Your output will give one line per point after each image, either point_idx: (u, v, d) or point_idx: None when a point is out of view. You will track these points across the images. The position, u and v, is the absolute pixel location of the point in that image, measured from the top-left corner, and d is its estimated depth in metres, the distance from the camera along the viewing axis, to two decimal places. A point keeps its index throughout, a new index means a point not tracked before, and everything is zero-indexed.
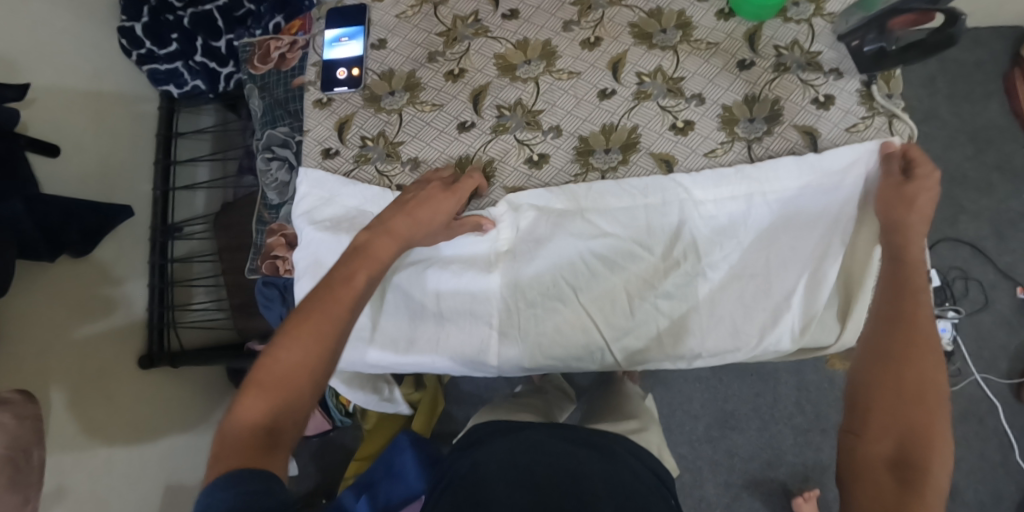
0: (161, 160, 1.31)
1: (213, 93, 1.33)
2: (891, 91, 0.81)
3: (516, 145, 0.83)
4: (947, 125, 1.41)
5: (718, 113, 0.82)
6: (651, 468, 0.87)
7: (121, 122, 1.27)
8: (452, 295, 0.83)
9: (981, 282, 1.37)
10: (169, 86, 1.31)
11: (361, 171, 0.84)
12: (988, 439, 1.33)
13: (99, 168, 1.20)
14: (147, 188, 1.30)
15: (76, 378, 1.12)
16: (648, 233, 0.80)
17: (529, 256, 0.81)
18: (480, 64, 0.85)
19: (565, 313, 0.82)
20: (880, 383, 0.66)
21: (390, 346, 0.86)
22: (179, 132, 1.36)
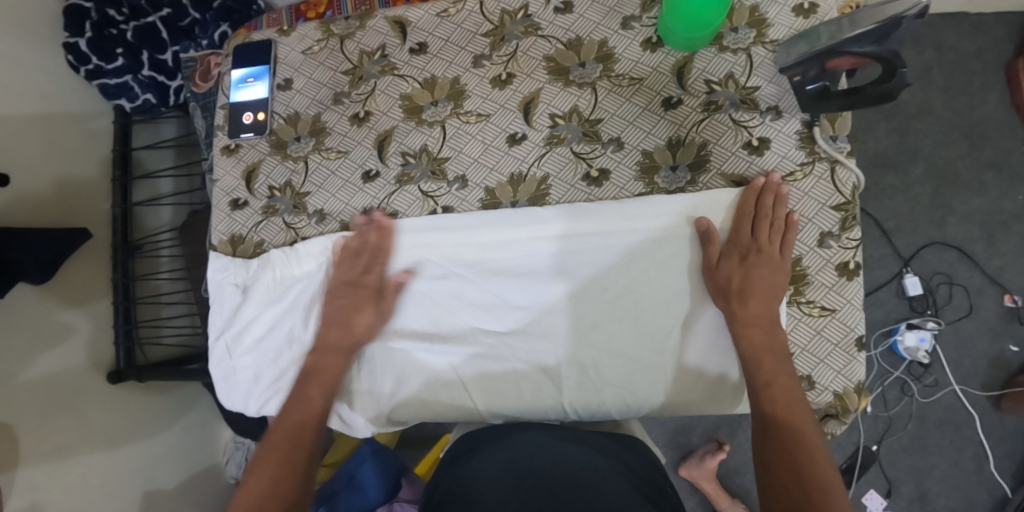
0: (119, 177, 1.31)
1: (164, 105, 1.32)
2: (836, 133, 0.75)
3: (420, 197, 0.79)
4: (940, 119, 1.34)
5: (638, 160, 0.77)
6: (646, 458, 0.80)
7: (72, 143, 1.26)
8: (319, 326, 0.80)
9: (966, 288, 1.34)
10: (120, 99, 1.29)
11: (269, 223, 0.82)
12: (962, 448, 1.33)
13: (54, 192, 1.21)
14: (103, 207, 1.31)
15: (43, 403, 1.14)
16: (568, 272, 0.76)
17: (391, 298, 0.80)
18: (385, 106, 0.81)
19: (463, 350, 0.79)
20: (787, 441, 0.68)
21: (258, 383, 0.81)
22: (135, 148, 1.35)
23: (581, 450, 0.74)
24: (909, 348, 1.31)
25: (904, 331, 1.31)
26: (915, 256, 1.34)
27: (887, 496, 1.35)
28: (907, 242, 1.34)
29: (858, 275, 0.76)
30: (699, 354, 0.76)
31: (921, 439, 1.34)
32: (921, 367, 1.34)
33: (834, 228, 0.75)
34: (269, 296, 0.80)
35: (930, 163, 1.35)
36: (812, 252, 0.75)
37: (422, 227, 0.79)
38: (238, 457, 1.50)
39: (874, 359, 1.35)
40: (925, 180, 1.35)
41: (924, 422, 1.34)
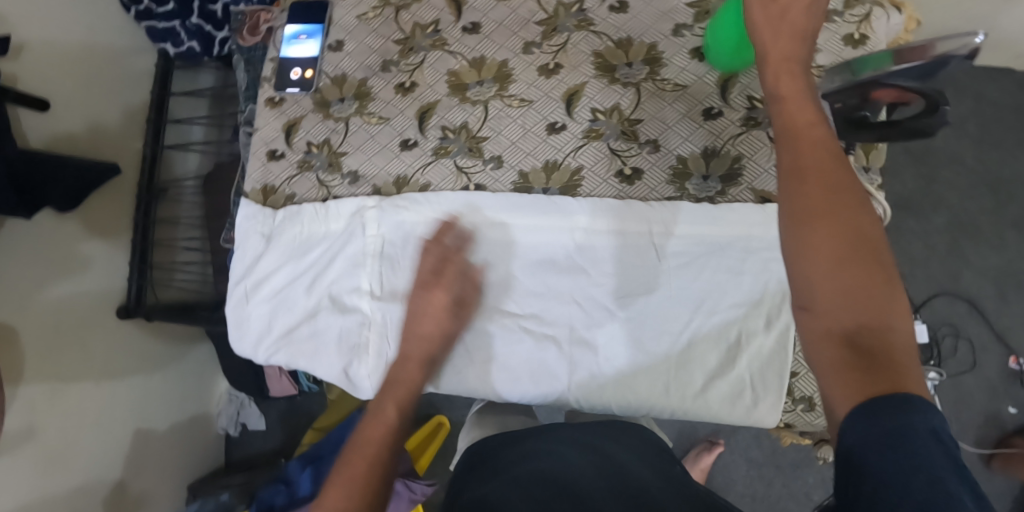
0: (153, 119, 1.34)
1: (207, 55, 1.35)
2: (869, 164, 0.78)
3: (454, 172, 0.79)
4: (969, 172, 1.37)
5: (671, 165, 0.77)
6: (656, 444, 0.88)
7: (112, 81, 1.28)
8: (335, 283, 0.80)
9: (971, 343, 1.35)
10: (167, 44, 1.33)
11: (303, 177, 0.84)
12: None
13: (91, 126, 1.23)
14: (136, 147, 1.33)
15: (49, 331, 1.15)
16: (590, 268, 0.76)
17: (403, 267, 0.78)
18: (431, 80, 0.83)
19: (473, 326, 0.77)
20: (835, 258, 0.54)
21: (266, 334, 0.82)
22: (173, 92, 1.38)
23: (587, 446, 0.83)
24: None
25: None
26: (925, 303, 1.36)
27: None
28: (919, 288, 1.36)
29: None
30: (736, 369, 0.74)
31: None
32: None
33: None
34: (291, 248, 0.81)
35: (952, 214, 1.37)
36: None
37: (447, 201, 0.78)
38: (231, 410, 1.51)
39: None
40: (945, 230, 1.37)
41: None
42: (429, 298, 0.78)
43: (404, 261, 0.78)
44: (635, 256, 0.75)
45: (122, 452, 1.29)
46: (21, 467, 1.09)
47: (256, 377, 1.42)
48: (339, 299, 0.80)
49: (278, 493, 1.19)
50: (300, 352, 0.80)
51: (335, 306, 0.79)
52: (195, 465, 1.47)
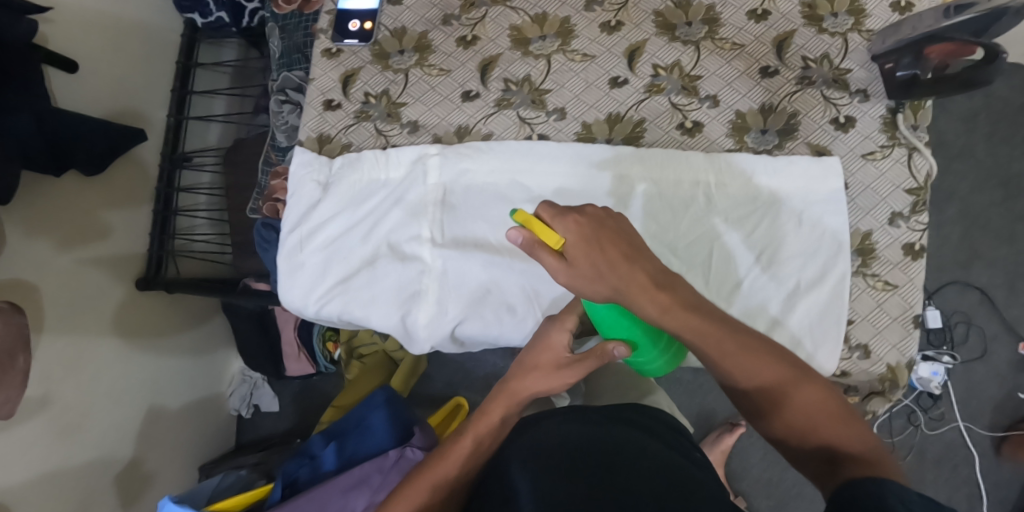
0: (178, 89, 1.33)
1: (235, 27, 1.34)
2: (917, 123, 0.84)
3: (518, 122, 0.91)
4: (979, 164, 1.40)
5: (731, 119, 0.87)
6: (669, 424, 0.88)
7: (139, 49, 1.26)
8: (396, 228, 0.91)
9: (983, 331, 1.38)
10: (193, 14, 1.32)
11: (360, 126, 0.96)
12: (958, 488, 1.35)
13: (117, 91, 1.20)
14: (160, 116, 1.31)
15: (71, 296, 1.13)
16: (669, 212, 0.85)
17: (458, 208, 0.90)
18: (493, 35, 0.94)
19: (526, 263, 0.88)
20: (779, 416, 0.71)
21: (320, 279, 0.93)
22: (198, 63, 1.36)
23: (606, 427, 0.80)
24: (921, 380, 1.34)
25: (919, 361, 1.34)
26: (937, 291, 1.39)
27: None
28: (931, 277, 1.39)
29: (921, 259, 0.83)
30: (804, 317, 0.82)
31: (919, 472, 1.36)
32: (930, 398, 1.37)
33: (905, 209, 0.83)
34: (349, 195, 0.92)
35: (963, 206, 1.40)
36: (882, 229, 0.83)
37: (512, 149, 0.90)
38: (243, 391, 1.50)
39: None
40: (956, 222, 1.40)
41: (923, 456, 1.36)
42: (493, 244, 0.89)
43: (460, 204, 0.90)
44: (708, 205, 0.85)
45: (134, 428, 1.25)
46: (34, 434, 1.06)
47: (273, 350, 1.41)
48: (399, 248, 0.91)
49: (301, 466, 1.17)
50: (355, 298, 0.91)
51: (393, 254, 0.91)
52: (206, 446, 1.44)
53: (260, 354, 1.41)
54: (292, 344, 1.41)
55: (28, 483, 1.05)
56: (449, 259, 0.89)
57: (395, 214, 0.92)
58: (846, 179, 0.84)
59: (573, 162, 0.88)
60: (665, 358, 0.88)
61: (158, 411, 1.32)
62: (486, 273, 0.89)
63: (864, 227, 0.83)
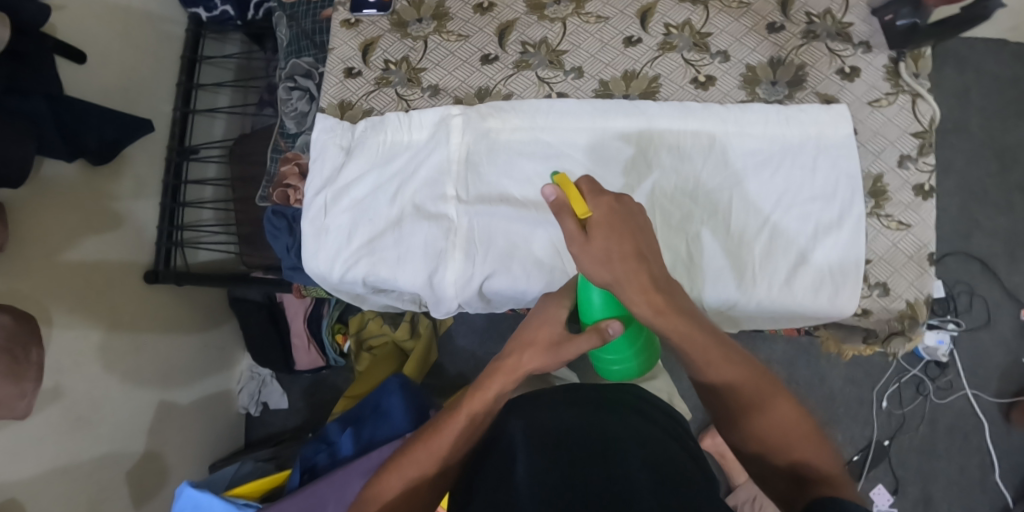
0: (184, 82, 1.34)
1: (241, 19, 1.37)
2: (918, 71, 0.90)
3: (537, 82, 0.96)
4: (974, 138, 1.45)
5: (741, 72, 0.92)
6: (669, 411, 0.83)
7: (147, 41, 1.27)
8: (420, 189, 0.94)
9: (985, 300, 1.41)
10: (198, 8, 1.34)
11: (381, 92, 1.00)
12: (969, 456, 1.37)
13: (123, 83, 1.21)
14: (166, 109, 1.32)
15: (82, 286, 1.12)
16: (690, 163, 0.90)
17: (483, 167, 0.94)
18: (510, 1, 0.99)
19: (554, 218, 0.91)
20: (746, 434, 0.74)
21: (344, 242, 0.95)
22: (204, 56, 1.38)
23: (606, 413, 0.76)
24: (927, 349, 1.37)
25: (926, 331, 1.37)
26: (939, 261, 1.42)
27: (895, 494, 1.37)
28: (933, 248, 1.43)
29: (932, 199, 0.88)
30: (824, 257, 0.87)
31: (931, 442, 1.38)
32: (938, 367, 1.39)
33: (913, 151, 0.88)
34: (376, 156, 0.95)
35: (960, 179, 1.45)
36: (893, 172, 0.89)
37: (535, 109, 0.93)
38: (252, 388, 1.51)
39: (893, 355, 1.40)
40: (954, 194, 1.44)
41: (935, 426, 1.38)
42: (519, 199, 0.93)
43: (484, 163, 0.94)
44: (725, 154, 0.90)
45: (144, 423, 1.23)
46: (50, 425, 1.05)
47: (282, 341, 1.40)
48: (424, 207, 0.94)
49: (319, 452, 1.18)
50: (383, 257, 0.94)
51: (416, 216, 0.94)
52: (216, 443, 1.44)
53: (269, 347, 1.39)
54: (302, 336, 1.40)
55: (44, 475, 1.03)
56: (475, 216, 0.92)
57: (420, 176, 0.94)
58: (856, 126, 0.90)
59: (596, 118, 0.92)
60: (638, 360, 0.96)
61: (169, 406, 1.30)
62: (513, 228, 0.92)
63: (875, 170, 0.89)
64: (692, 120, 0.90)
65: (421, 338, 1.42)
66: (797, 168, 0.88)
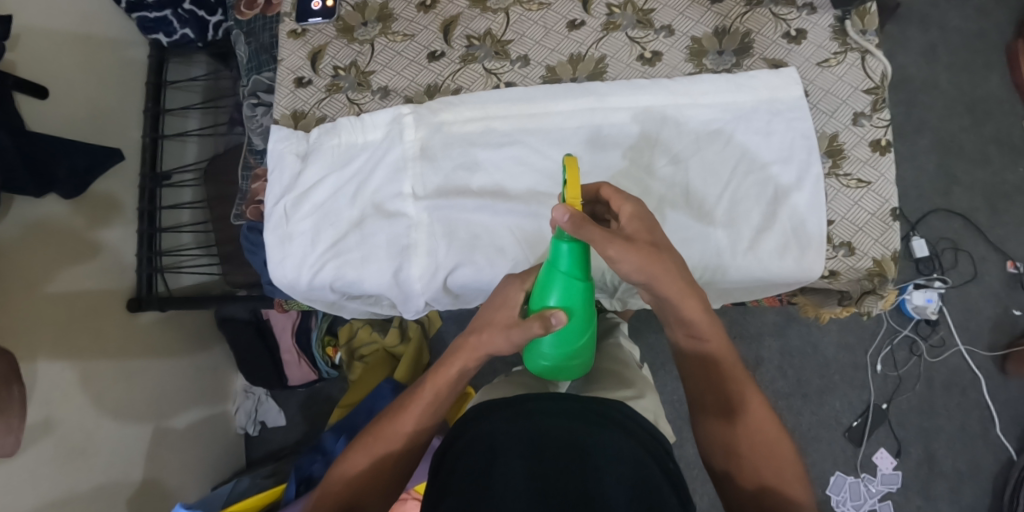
0: (150, 108, 1.34)
1: (201, 42, 1.36)
2: (866, 28, 0.96)
3: (484, 74, 1.01)
4: (945, 94, 1.45)
5: (687, 45, 0.99)
6: (654, 432, 0.80)
7: (110, 70, 1.28)
8: (381, 187, 0.99)
9: (971, 254, 1.40)
10: (158, 34, 1.35)
11: (333, 98, 1.04)
12: (969, 411, 1.36)
13: (90, 111, 1.22)
14: (135, 135, 1.33)
15: (65, 317, 1.13)
16: (656, 137, 0.96)
17: (435, 159, 0.99)
18: None
19: (513, 206, 0.96)
20: (718, 441, 0.86)
21: (307, 250, 1.00)
22: (168, 81, 1.39)
23: (590, 436, 0.75)
24: (917, 308, 1.35)
25: (912, 291, 1.36)
26: (921, 221, 1.41)
27: (897, 457, 1.36)
28: (913, 207, 1.42)
29: (890, 153, 0.94)
30: (783, 220, 0.93)
31: (929, 401, 1.37)
32: (928, 325, 1.39)
33: (866, 108, 0.95)
34: (332, 159, 1.00)
35: (936, 135, 1.44)
36: (848, 129, 0.95)
37: (485, 101, 0.99)
38: (248, 407, 1.53)
39: (884, 318, 1.40)
40: (930, 151, 1.44)
41: (932, 384, 1.38)
42: (476, 189, 0.98)
43: (438, 156, 0.99)
44: (685, 127, 0.96)
45: (141, 448, 1.24)
46: (41, 458, 1.05)
47: (273, 359, 1.42)
48: (383, 207, 0.99)
49: (314, 462, 1.19)
50: (348, 258, 0.98)
51: (377, 215, 0.99)
52: (216, 464, 1.44)
53: (262, 366, 1.41)
54: (292, 351, 1.43)
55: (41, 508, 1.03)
56: (437, 208, 0.97)
57: (381, 177, 0.99)
58: (807, 87, 0.96)
59: (555, 104, 0.98)
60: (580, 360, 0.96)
61: (164, 430, 1.31)
62: (475, 220, 0.97)
63: (830, 129, 0.95)
64: (642, 93, 0.96)
65: (410, 343, 1.41)
66: (736, 133, 0.95)
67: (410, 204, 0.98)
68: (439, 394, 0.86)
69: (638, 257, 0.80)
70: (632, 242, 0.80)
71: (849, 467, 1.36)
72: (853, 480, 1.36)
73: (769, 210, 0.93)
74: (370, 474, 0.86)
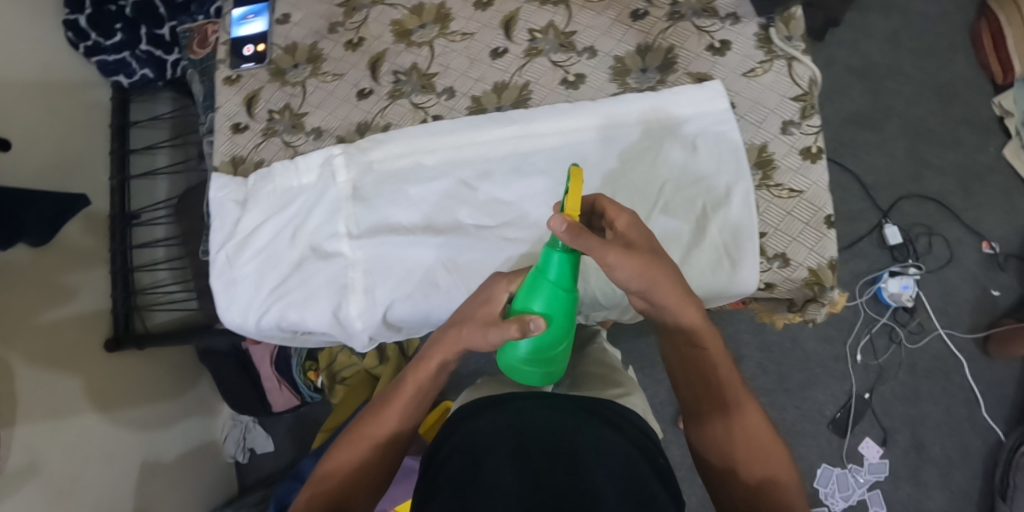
0: (117, 149, 1.37)
1: (161, 80, 1.42)
2: (790, 33, 1.03)
3: (411, 108, 1.10)
4: (912, 79, 1.45)
5: (609, 66, 1.07)
6: (639, 426, 0.84)
7: (74, 118, 1.31)
8: (319, 226, 1.07)
9: (945, 238, 1.39)
10: (118, 75, 1.38)
11: (269, 142, 1.12)
12: (954, 395, 1.36)
13: (56, 158, 1.25)
14: (103, 178, 1.36)
15: (46, 361, 1.16)
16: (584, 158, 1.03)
17: (364, 200, 1.07)
18: (377, 32, 1.14)
19: (449, 238, 1.04)
20: (708, 441, 0.88)
21: (253, 292, 1.07)
22: (133, 121, 1.42)
23: (577, 427, 0.78)
24: (893, 295, 1.35)
25: (888, 278, 1.35)
26: (893, 207, 1.41)
27: (884, 445, 1.35)
28: (885, 195, 1.41)
29: (820, 160, 1.01)
30: (715, 230, 0.99)
31: (914, 387, 1.36)
32: (907, 312, 1.38)
33: (795, 116, 1.02)
34: (269, 204, 1.08)
35: (904, 120, 1.44)
36: (777, 138, 1.02)
37: (415, 136, 1.07)
38: (236, 435, 1.57)
39: (861, 307, 1.39)
40: (900, 136, 1.43)
41: (915, 371, 1.37)
42: (407, 224, 1.06)
43: (366, 198, 1.07)
44: (602, 147, 1.03)
45: (129, 482, 1.28)
46: (29, 502, 1.08)
47: (255, 387, 1.48)
48: (321, 247, 1.06)
49: (292, 491, 1.22)
50: (291, 297, 1.05)
51: (313, 255, 1.06)
52: (206, 493, 1.47)
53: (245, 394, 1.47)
54: (272, 379, 1.47)
55: None
56: (368, 246, 1.05)
57: (316, 218, 1.07)
58: (733, 98, 1.03)
59: (478, 135, 1.06)
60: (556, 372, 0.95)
61: (151, 463, 1.35)
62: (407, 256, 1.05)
63: (759, 140, 1.02)
64: (564, 116, 1.04)
65: (389, 363, 1.44)
66: (641, 153, 1.02)
67: (345, 244, 1.06)
68: (421, 391, 0.94)
69: (631, 264, 0.81)
70: (628, 252, 0.81)
71: (836, 459, 1.35)
72: (840, 472, 1.35)
73: (698, 227, 1.00)
74: (360, 471, 0.91)
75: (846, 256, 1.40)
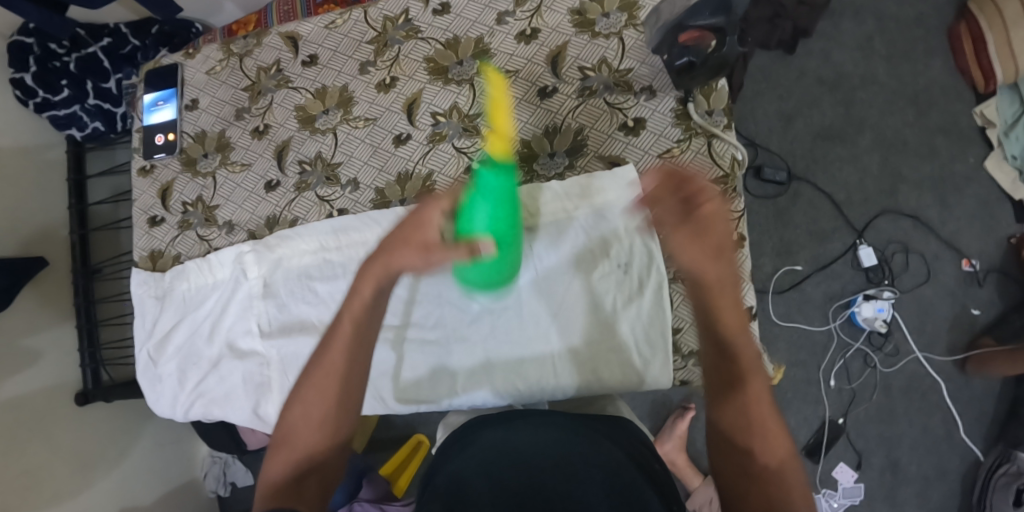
0: (74, 204, 1.22)
1: (113, 132, 1.28)
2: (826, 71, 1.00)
3: (317, 202, 0.93)
4: (884, 87, 1.36)
5: (672, 108, 0.85)
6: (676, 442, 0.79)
7: (26, 174, 1.17)
8: (235, 321, 0.93)
9: (922, 255, 1.33)
10: (69, 130, 1.23)
11: (185, 235, 0.99)
12: (931, 415, 1.32)
13: (11, 223, 1.12)
14: (62, 233, 1.22)
15: (11, 427, 1.05)
16: None
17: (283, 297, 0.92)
18: (282, 118, 0.98)
19: None
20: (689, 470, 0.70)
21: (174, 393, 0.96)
22: (90, 175, 1.27)
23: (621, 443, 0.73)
24: (866, 319, 1.30)
25: (862, 302, 1.30)
26: (868, 226, 1.34)
27: (858, 469, 1.33)
28: (859, 213, 1.34)
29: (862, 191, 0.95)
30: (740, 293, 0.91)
31: (888, 408, 1.32)
32: (881, 336, 1.33)
33: None
34: (185, 301, 0.95)
35: (877, 133, 1.35)
36: None
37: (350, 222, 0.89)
38: (216, 471, 1.42)
39: (834, 331, 1.33)
40: (872, 150, 1.35)
41: (889, 393, 1.33)
42: (315, 325, 0.90)
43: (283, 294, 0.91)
44: None
45: None
46: None
47: (227, 428, 1.30)
48: (237, 345, 0.93)
49: None
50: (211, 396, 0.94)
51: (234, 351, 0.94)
52: None
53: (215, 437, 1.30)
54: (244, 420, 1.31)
55: None
56: (288, 332, 0.91)
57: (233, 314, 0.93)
58: None
59: None
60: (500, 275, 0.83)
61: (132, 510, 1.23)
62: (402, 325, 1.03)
63: None
64: None
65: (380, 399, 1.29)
66: None
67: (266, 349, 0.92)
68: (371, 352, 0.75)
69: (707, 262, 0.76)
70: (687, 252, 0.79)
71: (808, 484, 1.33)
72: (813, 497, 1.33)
73: None
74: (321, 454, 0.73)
75: (818, 279, 1.34)
